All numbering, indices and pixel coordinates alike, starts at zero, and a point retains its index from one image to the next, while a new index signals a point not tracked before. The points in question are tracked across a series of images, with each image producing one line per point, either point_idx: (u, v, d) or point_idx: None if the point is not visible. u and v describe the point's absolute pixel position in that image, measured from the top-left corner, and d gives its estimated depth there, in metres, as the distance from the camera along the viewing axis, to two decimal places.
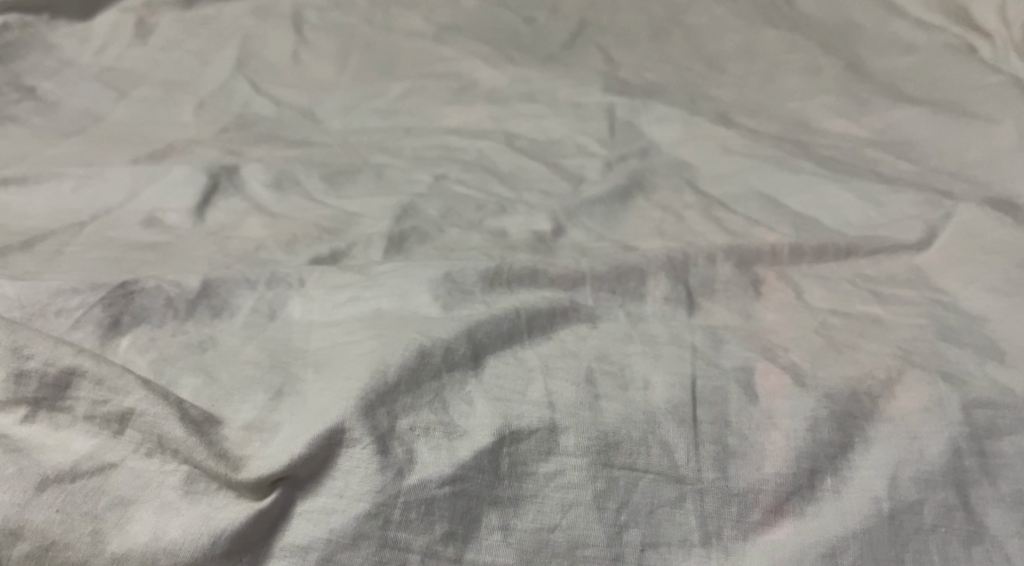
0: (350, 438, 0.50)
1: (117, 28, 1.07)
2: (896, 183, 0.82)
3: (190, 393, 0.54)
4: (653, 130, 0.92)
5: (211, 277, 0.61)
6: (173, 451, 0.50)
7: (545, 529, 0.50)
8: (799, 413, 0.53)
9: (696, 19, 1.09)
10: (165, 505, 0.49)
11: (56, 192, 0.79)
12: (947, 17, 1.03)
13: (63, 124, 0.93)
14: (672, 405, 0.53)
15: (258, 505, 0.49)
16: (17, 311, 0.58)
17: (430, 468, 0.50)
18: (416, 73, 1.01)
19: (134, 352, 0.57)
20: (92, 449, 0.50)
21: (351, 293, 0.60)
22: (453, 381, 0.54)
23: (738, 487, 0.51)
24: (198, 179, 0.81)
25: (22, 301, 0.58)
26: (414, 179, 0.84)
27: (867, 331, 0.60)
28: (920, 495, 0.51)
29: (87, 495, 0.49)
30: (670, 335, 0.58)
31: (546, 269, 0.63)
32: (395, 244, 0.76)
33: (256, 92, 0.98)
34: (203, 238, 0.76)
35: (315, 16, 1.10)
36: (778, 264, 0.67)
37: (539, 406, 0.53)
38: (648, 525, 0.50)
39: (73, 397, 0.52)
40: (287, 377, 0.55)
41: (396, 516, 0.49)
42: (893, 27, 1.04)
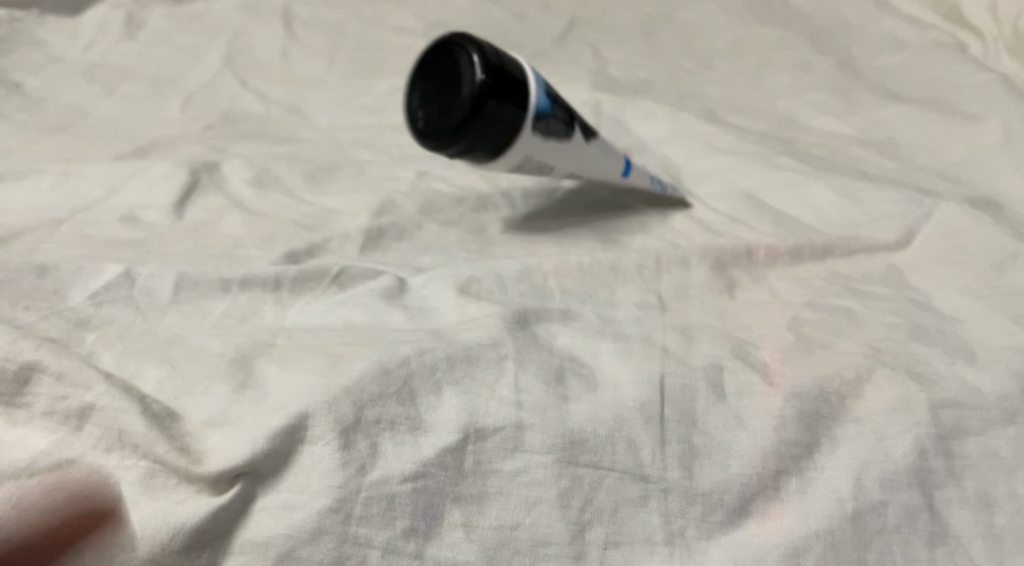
0: (312, 434, 0.50)
1: (113, 36, 1.09)
2: (879, 181, 0.82)
3: (154, 386, 0.53)
4: (639, 127, 0.93)
5: (186, 275, 0.60)
6: (132, 446, 0.50)
7: (508, 527, 0.50)
8: (765, 412, 0.53)
9: (686, 17, 1.13)
10: (125, 500, 0.49)
11: (35, 189, 0.79)
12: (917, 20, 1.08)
13: (47, 121, 0.93)
14: (641, 404, 0.53)
15: (218, 500, 0.49)
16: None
17: (392, 464, 0.50)
18: (404, 70, 1.05)
19: (99, 348, 0.55)
20: (50, 445, 0.50)
21: (324, 306, 0.59)
22: (421, 371, 0.53)
23: (703, 486, 0.51)
24: (178, 175, 0.81)
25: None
26: (396, 176, 0.84)
27: (841, 331, 0.60)
28: (884, 495, 0.51)
29: (45, 492, 0.49)
30: (641, 335, 0.58)
31: (517, 280, 0.62)
32: (374, 240, 0.75)
33: (243, 90, 1.00)
34: (181, 234, 0.75)
35: (305, 14, 1.15)
36: (754, 267, 0.67)
37: (505, 402, 0.52)
38: (612, 524, 0.50)
39: (32, 392, 0.51)
40: (249, 372, 0.53)
41: (357, 512, 0.49)
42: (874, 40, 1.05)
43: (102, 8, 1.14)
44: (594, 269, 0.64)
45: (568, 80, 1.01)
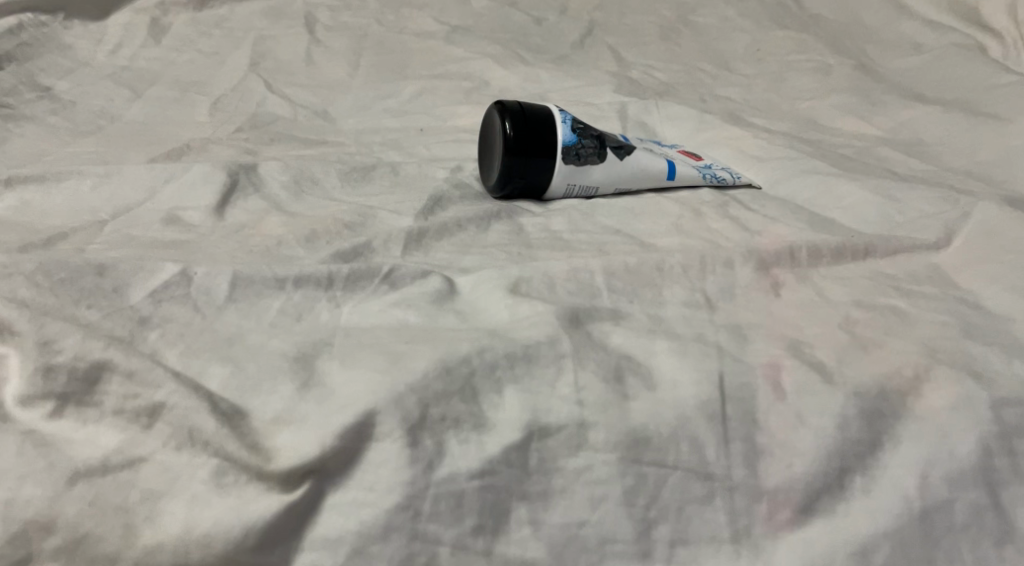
0: (379, 432, 0.50)
1: (138, 41, 1.10)
2: (913, 181, 0.82)
3: (219, 385, 0.53)
4: (665, 128, 0.95)
5: (240, 273, 0.60)
6: (203, 443, 0.50)
7: (575, 525, 0.50)
8: (827, 411, 0.53)
9: (703, 19, 1.19)
10: (196, 498, 0.48)
11: (76, 192, 0.79)
12: (933, 23, 1.11)
13: (79, 124, 0.93)
14: (702, 402, 0.53)
15: (288, 498, 0.49)
16: (51, 296, 0.57)
17: (459, 462, 0.50)
18: (429, 73, 1.07)
19: (162, 344, 0.55)
20: (121, 443, 0.50)
21: (378, 306, 0.59)
22: (482, 369, 0.53)
23: (768, 484, 0.51)
24: (217, 177, 0.81)
25: (56, 290, 0.58)
26: (429, 174, 0.86)
27: (891, 328, 0.60)
28: (951, 494, 0.51)
29: (119, 489, 0.49)
30: (695, 333, 0.58)
31: (565, 281, 0.62)
32: (414, 240, 0.74)
33: (270, 91, 1.01)
34: (224, 234, 0.75)
35: (326, 17, 1.17)
36: (797, 267, 0.66)
37: (568, 400, 0.53)
38: (678, 522, 0.50)
39: (103, 391, 0.52)
40: (311, 370, 0.53)
41: (425, 509, 0.49)
42: (892, 57, 1.08)
43: (126, 14, 1.14)
44: (639, 270, 0.63)
45: (593, 86, 1.02)
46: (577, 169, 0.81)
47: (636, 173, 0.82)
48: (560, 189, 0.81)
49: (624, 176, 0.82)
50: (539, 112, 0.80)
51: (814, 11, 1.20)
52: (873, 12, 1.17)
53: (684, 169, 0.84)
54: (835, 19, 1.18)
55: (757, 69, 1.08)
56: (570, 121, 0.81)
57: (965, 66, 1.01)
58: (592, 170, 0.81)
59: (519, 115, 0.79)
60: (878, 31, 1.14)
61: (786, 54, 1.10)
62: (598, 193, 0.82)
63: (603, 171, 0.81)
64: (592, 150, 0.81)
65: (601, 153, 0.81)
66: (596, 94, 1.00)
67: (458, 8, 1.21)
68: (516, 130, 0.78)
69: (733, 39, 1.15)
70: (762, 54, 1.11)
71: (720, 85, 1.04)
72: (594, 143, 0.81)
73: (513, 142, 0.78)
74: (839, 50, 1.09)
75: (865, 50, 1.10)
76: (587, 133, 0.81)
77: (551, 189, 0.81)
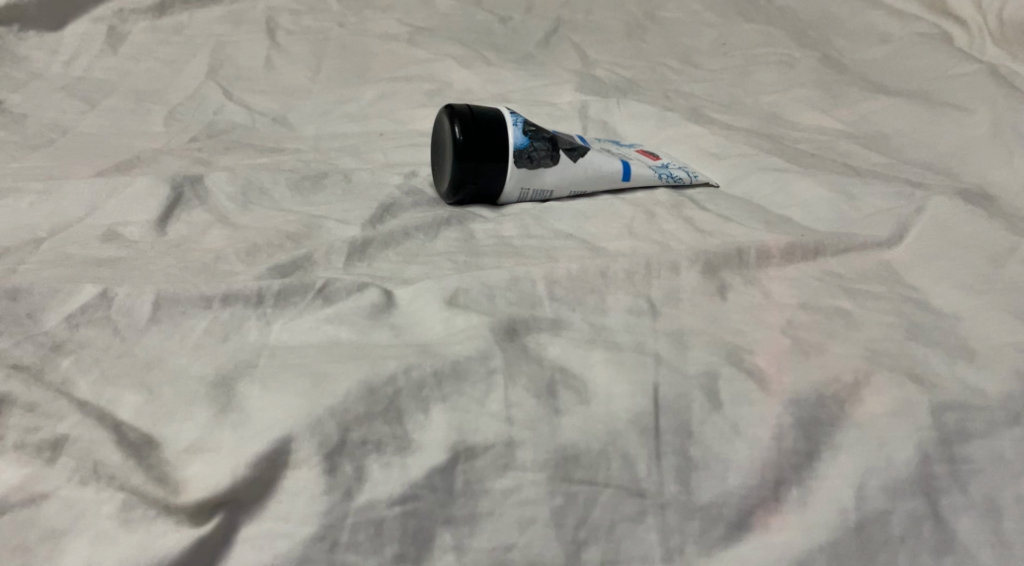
0: (295, 458, 0.49)
1: (95, 51, 1.08)
2: (869, 176, 0.81)
3: (132, 413, 0.51)
4: (625, 128, 0.94)
5: (165, 292, 0.57)
6: (109, 477, 0.48)
7: (501, 548, 0.49)
8: (762, 422, 0.52)
9: (669, 15, 1.18)
10: (100, 535, 0.47)
11: (15, 209, 0.77)
12: (900, 14, 1.09)
13: (29, 137, 0.92)
14: (634, 417, 0.52)
15: (198, 531, 0.47)
16: None
17: (380, 488, 0.49)
18: (390, 76, 1.05)
19: (77, 371, 0.53)
20: (23, 479, 0.48)
21: (310, 323, 0.57)
22: (408, 389, 0.52)
23: (701, 500, 0.51)
24: (161, 190, 0.78)
25: None
26: (383, 181, 0.84)
27: (838, 331, 0.58)
28: (888, 504, 0.51)
29: (18, 528, 0.47)
30: (634, 342, 0.56)
31: (505, 290, 0.60)
32: (359, 250, 0.72)
33: (227, 99, 0.99)
34: (164, 249, 0.72)
35: (288, 22, 1.15)
36: (746, 269, 0.65)
37: (495, 418, 0.51)
38: (609, 542, 0.50)
39: (4, 425, 0.50)
40: (231, 394, 0.52)
41: (344, 538, 0.48)
42: (857, 49, 1.06)
43: (84, 22, 1.12)
44: (582, 277, 0.61)
45: (554, 86, 1.00)
46: (529, 173, 0.79)
47: (589, 176, 0.81)
48: (512, 194, 0.79)
49: (578, 178, 0.80)
50: (489, 115, 0.78)
51: (781, 4, 1.18)
52: (840, 2, 1.15)
53: (639, 170, 0.82)
54: (801, 11, 1.16)
55: (722, 65, 1.06)
56: (522, 123, 0.79)
57: (927, 57, 1.00)
58: (545, 173, 0.79)
59: (468, 118, 0.77)
60: (845, 21, 1.12)
61: (751, 48, 1.08)
62: (552, 196, 0.80)
63: (556, 174, 0.80)
64: (544, 153, 0.79)
65: (553, 154, 0.79)
66: (557, 95, 0.99)
67: (422, 10, 1.19)
68: (466, 133, 0.77)
69: (699, 34, 1.13)
70: (726, 49, 1.09)
71: (684, 81, 1.03)
72: (545, 146, 0.79)
73: (463, 145, 0.76)
74: (804, 43, 1.07)
75: (831, 42, 1.09)
76: (539, 136, 0.79)
77: (505, 193, 0.79)
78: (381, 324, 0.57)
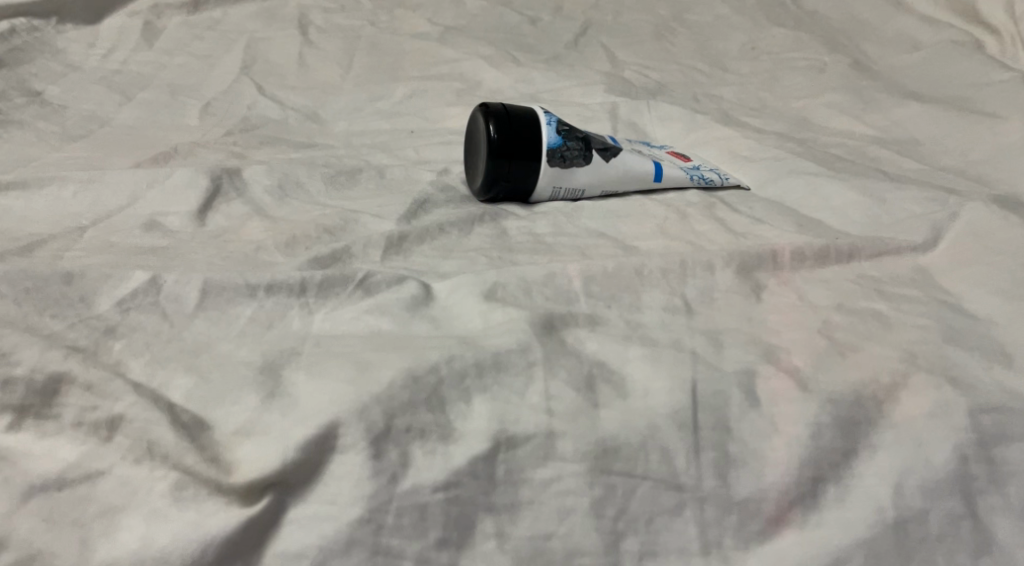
0: (342, 443, 0.50)
1: (131, 45, 1.09)
2: (903, 181, 0.81)
3: (182, 396, 0.52)
4: (655, 129, 0.95)
5: (211, 280, 0.58)
6: (162, 456, 0.49)
7: (541, 537, 0.50)
8: (800, 420, 0.53)
9: (698, 19, 1.19)
10: (153, 512, 0.48)
11: (58, 197, 0.78)
12: (932, 21, 1.10)
13: (69, 128, 0.93)
14: (673, 411, 0.53)
15: (248, 511, 0.48)
16: (15, 309, 0.56)
17: (424, 474, 0.50)
18: (421, 75, 1.06)
19: (128, 355, 0.55)
20: (79, 457, 0.50)
21: (352, 313, 0.58)
22: (451, 379, 0.53)
23: (740, 495, 0.51)
24: (200, 182, 0.80)
25: (23, 301, 0.57)
26: (416, 177, 0.85)
27: (874, 333, 0.59)
28: (925, 504, 0.51)
29: (75, 504, 0.48)
30: (671, 339, 0.57)
31: (542, 286, 0.61)
32: (395, 244, 0.73)
33: (262, 95, 1.00)
34: (204, 240, 0.73)
35: (320, 19, 1.17)
36: (780, 270, 0.65)
37: (536, 410, 0.52)
38: (647, 533, 0.50)
39: (61, 404, 0.51)
40: (278, 380, 0.53)
41: (389, 522, 0.49)
42: (887, 56, 1.07)
43: (120, 17, 1.13)
44: (618, 274, 0.62)
45: (585, 86, 1.01)
46: (562, 171, 0.80)
47: (623, 176, 0.81)
48: (546, 192, 0.80)
49: (610, 178, 0.81)
50: (523, 114, 0.79)
51: (810, 9, 1.19)
52: (870, 9, 1.15)
53: (672, 171, 0.83)
54: (831, 17, 1.17)
55: (752, 68, 1.07)
56: (556, 123, 0.79)
57: (959, 64, 1.00)
58: (578, 172, 0.80)
59: (503, 117, 0.78)
60: (876, 27, 1.13)
61: (781, 52, 1.09)
62: (585, 195, 0.81)
63: (590, 173, 0.80)
64: (578, 152, 0.80)
65: (587, 154, 0.80)
66: (587, 95, 1.00)
67: (452, 9, 1.20)
68: (501, 132, 0.77)
69: (728, 38, 1.14)
70: (756, 53, 1.10)
71: (714, 84, 1.03)
72: (579, 145, 0.80)
73: (498, 144, 0.77)
74: (835, 48, 1.08)
75: (862, 47, 1.09)
76: (573, 135, 0.80)
77: (538, 191, 0.80)
78: (421, 315, 0.58)
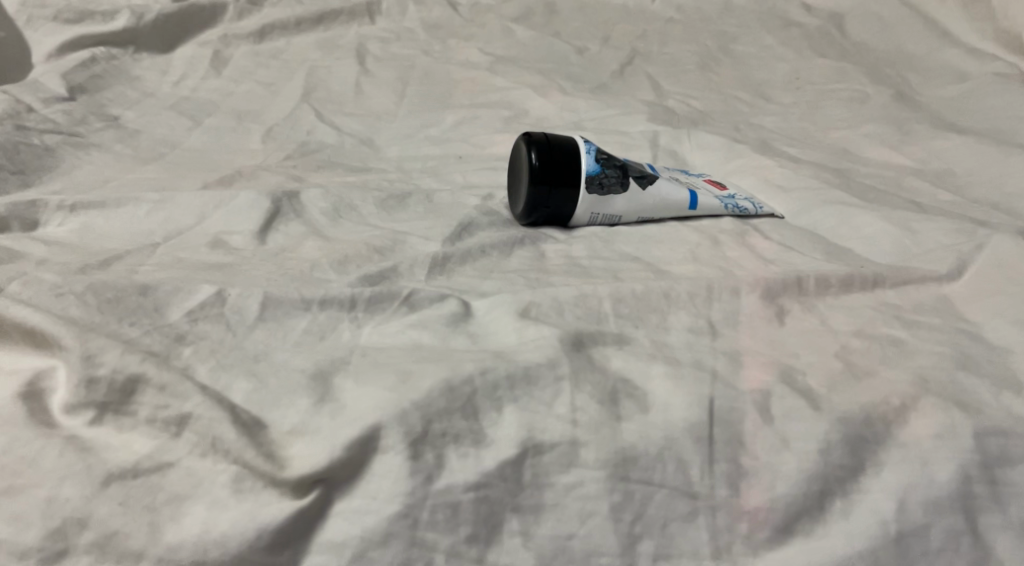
0: (383, 444, 0.55)
1: (200, 72, 1.16)
2: (934, 213, 0.85)
3: (243, 398, 0.58)
4: (693, 158, 0.99)
5: (272, 295, 0.64)
6: (225, 451, 0.55)
7: (563, 537, 0.54)
8: (811, 436, 0.57)
9: (744, 49, 1.23)
10: (215, 501, 0.53)
11: (133, 216, 0.84)
12: (978, 54, 1.13)
13: (142, 151, 1.00)
14: (690, 425, 0.57)
15: (298, 503, 0.54)
16: (97, 315, 0.62)
17: (457, 475, 0.55)
18: (471, 102, 1.11)
19: (196, 359, 0.60)
20: (152, 450, 0.55)
21: (397, 327, 0.63)
22: (484, 389, 0.57)
23: (750, 504, 0.55)
24: (262, 203, 0.86)
25: (106, 307, 0.62)
26: (462, 201, 0.90)
27: (889, 358, 0.63)
28: (928, 519, 0.55)
29: (147, 491, 0.54)
30: (692, 359, 0.61)
31: (573, 306, 0.66)
32: (440, 263, 0.78)
33: (320, 121, 1.06)
34: (264, 257, 0.79)
35: (378, 50, 1.23)
36: (803, 296, 0.69)
37: (562, 420, 0.57)
38: (661, 537, 0.55)
39: (138, 402, 0.57)
40: (328, 386, 0.58)
41: (423, 517, 0.54)
42: (929, 88, 1.10)
43: (191, 47, 1.21)
44: (646, 297, 0.66)
45: (627, 114, 1.06)
46: (600, 199, 0.84)
47: (658, 204, 0.86)
48: (583, 217, 0.85)
49: (646, 205, 0.85)
50: (564, 143, 0.84)
51: (856, 40, 1.23)
52: (916, 41, 1.19)
53: (706, 200, 0.87)
54: (877, 48, 1.20)
55: (794, 99, 1.11)
56: (595, 151, 0.84)
57: (998, 100, 1.03)
58: (615, 200, 0.85)
59: (545, 146, 0.83)
60: (921, 60, 1.16)
61: (823, 83, 1.13)
62: (621, 221, 0.86)
63: (625, 201, 0.85)
64: (615, 180, 0.85)
65: (624, 182, 0.85)
66: (629, 123, 1.04)
67: (503, 40, 1.26)
68: (542, 160, 0.82)
69: (771, 68, 1.18)
70: (799, 83, 1.14)
71: (753, 114, 1.08)
72: (616, 173, 0.85)
73: (539, 171, 0.82)
74: (877, 79, 1.12)
75: (906, 78, 1.13)
76: (611, 164, 0.85)
77: (575, 217, 0.85)
78: (459, 331, 0.63)
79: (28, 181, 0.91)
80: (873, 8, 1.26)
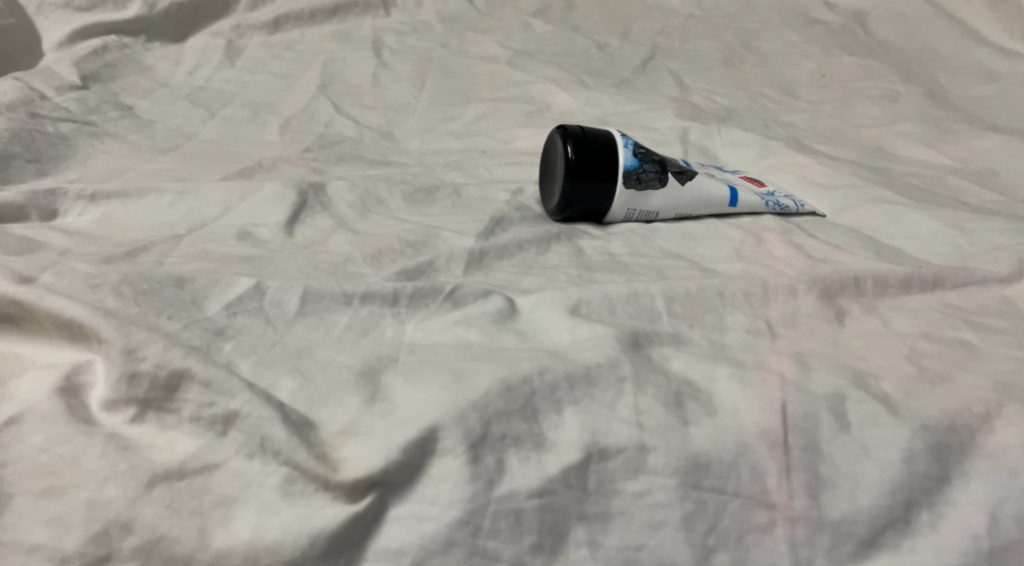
0: (442, 447, 0.52)
1: (214, 63, 1.12)
2: (984, 213, 0.82)
3: (289, 395, 0.55)
4: (726, 154, 0.96)
5: (311, 288, 0.60)
6: (274, 452, 0.52)
7: (633, 547, 0.51)
8: (891, 443, 0.54)
9: (767, 46, 1.20)
10: (264, 505, 0.50)
11: (154, 208, 0.81)
12: (1010, 52, 1.10)
13: (160, 142, 0.96)
14: (763, 430, 0.54)
15: (353, 509, 0.50)
16: (135, 306, 0.58)
17: (519, 480, 0.51)
18: (491, 96, 1.08)
19: (237, 355, 0.57)
20: (197, 450, 0.52)
21: (441, 324, 0.60)
22: (543, 390, 0.54)
23: (831, 516, 0.52)
24: (288, 195, 0.82)
25: (142, 299, 0.59)
26: (491, 196, 0.86)
27: (963, 362, 0.59)
28: (1022, 534, 0.52)
29: (193, 493, 0.51)
30: (758, 360, 0.58)
31: (625, 303, 0.62)
32: (476, 259, 0.75)
33: (337, 113, 1.03)
34: (292, 251, 0.75)
35: (394, 42, 1.20)
36: (862, 297, 0.66)
37: (628, 423, 0.53)
38: (737, 549, 0.51)
39: (182, 399, 0.53)
40: (377, 385, 0.55)
41: (486, 525, 0.50)
42: (961, 87, 1.07)
43: (204, 37, 1.17)
44: (700, 295, 0.63)
45: (656, 109, 1.02)
46: (637, 194, 0.81)
47: (697, 201, 0.82)
48: (620, 213, 0.81)
49: (685, 202, 0.82)
50: (601, 137, 0.81)
51: (881, 38, 1.20)
52: (943, 39, 1.16)
53: (746, 197, 0.84)
54: (903, 45, 1.17)
55: (823, 96, 1.08)
56: (632, 145, 0.81)
57: None
58: (654, 195, 0.81)
59: (581, 139, 0.80)
60: (949, 58, 1.13)
61: (852, 80, 1.09)
62: (658, 217, 0.82)
63: (663, 197, 0.82)
64: (653, 175, 0.81)
65: (661, 177, 0.82)
66: (657, 118, 1.01)
67: (521, 33, 1.23)
68: (578, 153, 0.79)
69: (797, 65, 1.15)
70: (826, 80, 1.11)
71: (784, 112, 1.04)
72: (654, 168, 0.81)
73: (575, 165, 0.79)
74: (906, 77, 1.09)
75: (935, 77, 1.10)
76: (649, 158, 0.82)
77: (611, 213, 0.81)
78: (508, 329, 0.60)
79: (44, 171, 0.88)
80: (897, 5, 1.23)
